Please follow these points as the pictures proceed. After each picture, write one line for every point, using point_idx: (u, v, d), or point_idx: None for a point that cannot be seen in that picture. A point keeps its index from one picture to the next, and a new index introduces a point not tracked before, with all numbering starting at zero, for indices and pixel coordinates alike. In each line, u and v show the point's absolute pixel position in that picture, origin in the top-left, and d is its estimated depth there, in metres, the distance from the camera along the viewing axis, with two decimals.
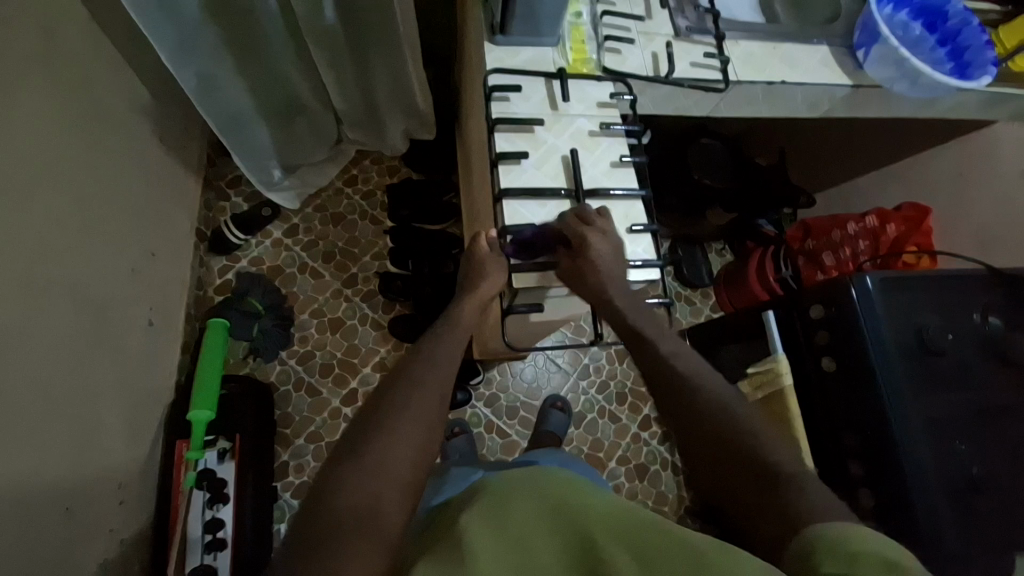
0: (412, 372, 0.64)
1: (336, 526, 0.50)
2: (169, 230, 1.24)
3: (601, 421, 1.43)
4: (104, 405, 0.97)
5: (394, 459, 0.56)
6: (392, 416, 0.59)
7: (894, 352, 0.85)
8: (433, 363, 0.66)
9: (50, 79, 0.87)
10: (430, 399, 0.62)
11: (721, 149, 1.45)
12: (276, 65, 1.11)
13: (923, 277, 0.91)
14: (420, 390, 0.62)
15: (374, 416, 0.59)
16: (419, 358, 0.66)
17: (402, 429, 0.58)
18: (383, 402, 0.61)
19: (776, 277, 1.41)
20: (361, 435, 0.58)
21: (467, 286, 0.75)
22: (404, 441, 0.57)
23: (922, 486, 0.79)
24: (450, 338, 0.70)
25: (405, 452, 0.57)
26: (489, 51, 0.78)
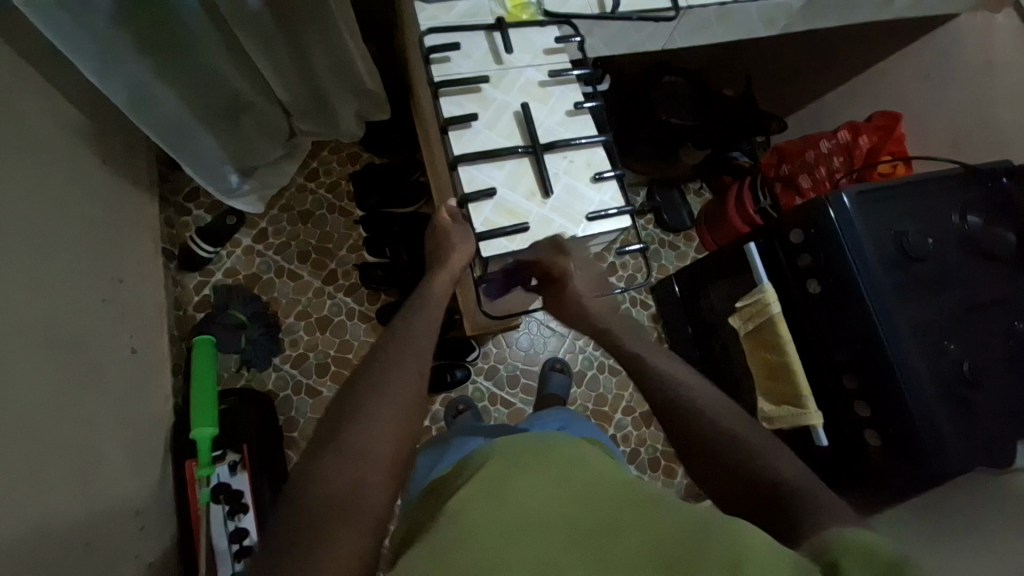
0: (388, 353, 0.63)
1: (318, 512, 0.50)
2: (133, 253, 1.19)
3: (602, 376, 1.45)
4: (102, 437, 0.96)
5: (376, 441, 0.56)
6: (373, 397, 0.59)
7: (876, 265, 0.85)
8: (409, 343, 0.65)
9: None
10: (409, 378, 0.61)
11: (685, 84, 1.41)
12: (208, 62, 1.05)
13: (899, 187, 0.91)
14: (399, 371, 0.61)
15: (354, 398, 0.59)
16: (395, 338, 0.65)
17: (382, 411, 0.58)
18: (362, 383, 0.60)
19: (755, 208, 1.39)
20: (341, 418, 0.57)
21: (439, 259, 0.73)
22: (385, 422, 0.57)
23: (914, 387, 0.81)
24: (426, 316, 0.69)
25: (385, 432, 0.57)
26: (421, 11, 0.73)
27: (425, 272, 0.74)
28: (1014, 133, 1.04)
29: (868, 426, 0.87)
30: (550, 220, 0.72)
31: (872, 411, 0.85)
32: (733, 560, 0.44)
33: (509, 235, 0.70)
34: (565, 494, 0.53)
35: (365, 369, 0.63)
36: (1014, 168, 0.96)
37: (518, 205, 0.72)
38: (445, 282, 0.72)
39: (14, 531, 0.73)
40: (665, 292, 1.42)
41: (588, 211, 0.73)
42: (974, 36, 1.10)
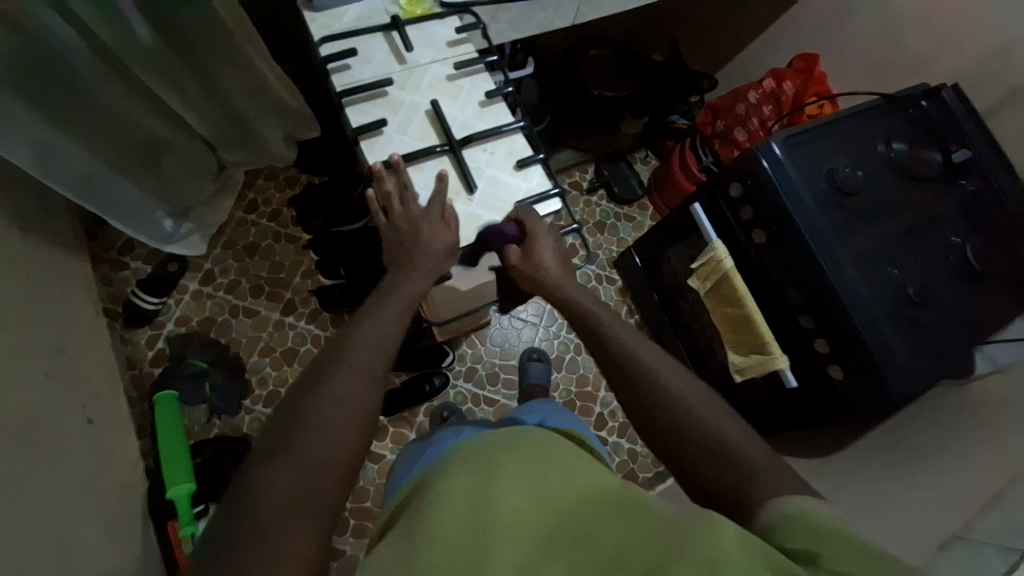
0: (346, 356, 0.60)
1: (266, 523, 0.50)
2: (71, 320, 1.12)
3: (580, 358, 1.45)
4: (72, 517, 0.90)
5: (330, 449, 0.55)
6: (325, 407, 0.56)
7: (812, 205, 0.88)
8: (369, 349, 0.61)
9: None
10: (366, 384, 0.59)
11: (611, 55, 1.40)
12: (111, 104, 0.98)
13: (824, 126, 0.93)
14: (352, 379, 0.58)
15: (305, 402, 0.57)
16: (353, 337, 0.62)
17: (334, 422, 0.56)
18: (315, 385, 0.58)
19: (699, 167, 1.40)
20: (292, 425, 0.55)
21: (393, 255, 0.68)
22: (337, 432, 0.55)
23: (862, 313, 0.84)
24: (387, 319, 0.64)
25: (339, 443, 0.55)
26: (312, 21, 0.70)
27: (387, 264, 0.68)
28: (926, 56, 1.08)
29: (829, 360, 0.89)
30: (481, 215, 0.71)
31: (831, 345, 0.87)
32: (709, 560, 0.43)
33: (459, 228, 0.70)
34: (535, 492, 0.53)
35: (319, 369, 0.60)
36: (931, 91, 1.00)
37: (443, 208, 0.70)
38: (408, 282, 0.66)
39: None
40: (628, 265, 1.44)
41: (516, 200, 0.72)
42: None
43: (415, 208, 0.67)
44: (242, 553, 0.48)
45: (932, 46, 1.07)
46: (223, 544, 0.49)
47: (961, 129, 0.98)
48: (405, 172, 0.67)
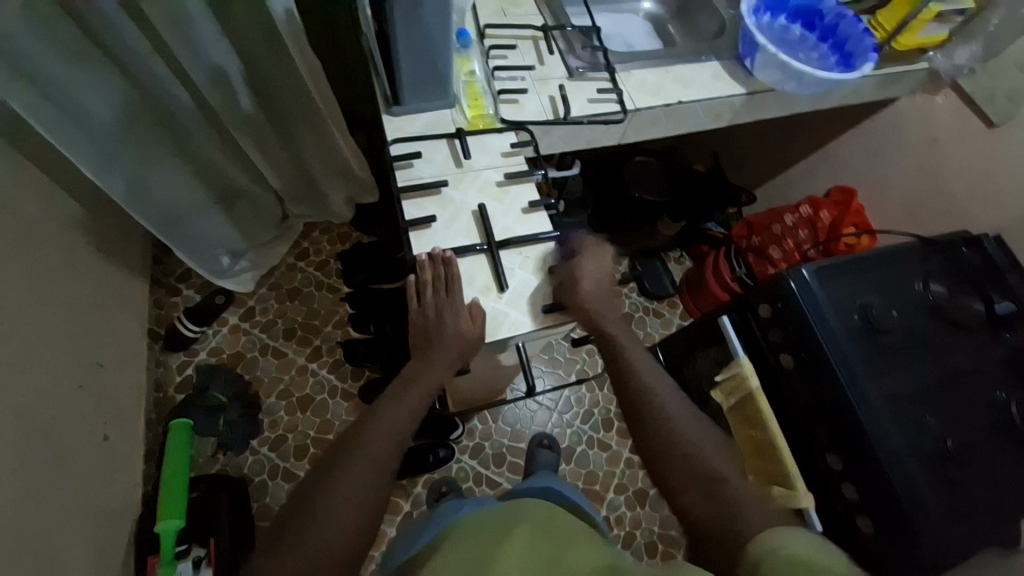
0: (364, 443, 0.67)
1: None
2: (118, 338, 1.19)
3: (591, 452, 1.40)
4: (61, 536, 0.90)
5: (340, 532, 0.62)
6: (340, 492, 0.64)
7: (843, 338, 0.87)
8: (381, 434, 0.68)
9: None
10: (378, 472, 0.66)
11: (656, 165, 1.51)
12: (203, 155, 1.13)
13: (859, 262, 0.94)
14: (366, 466, 0.66)
15: (325, 485, 0.65)
16: (373, 425, 0.69)
17: (347, 507, 0.63)
18: (335, 468, 0.66)
19: (732, 277, 1.41)
20: (313, 504, 0.63)
21: (418, 343, 0.72)
22: (348, 516, 0.63)
23: (894, 461, 0.79)
24: (401, 406, 0.70)
25: (349, 526, 0.62)
26: (388, 123, 0.79)
27: (412, 353, 0.73)
28: (966, 204, 1.10)
29: (857, 507, 0.83)
30: (507, 313, 0.73)
31: (859, 492, 0.82)
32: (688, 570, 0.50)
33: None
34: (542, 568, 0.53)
35: (339, 454, 0.68)
36: (972, 239, 1.00)
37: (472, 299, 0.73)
38: (426, 373, 0.71)
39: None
40: None
41: (545, 304, 0.74)
42: (913, 121, 1.17)
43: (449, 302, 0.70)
44: None
45: (973, 196, 1.08)
46: None
47: (1004, 281, 0.96)
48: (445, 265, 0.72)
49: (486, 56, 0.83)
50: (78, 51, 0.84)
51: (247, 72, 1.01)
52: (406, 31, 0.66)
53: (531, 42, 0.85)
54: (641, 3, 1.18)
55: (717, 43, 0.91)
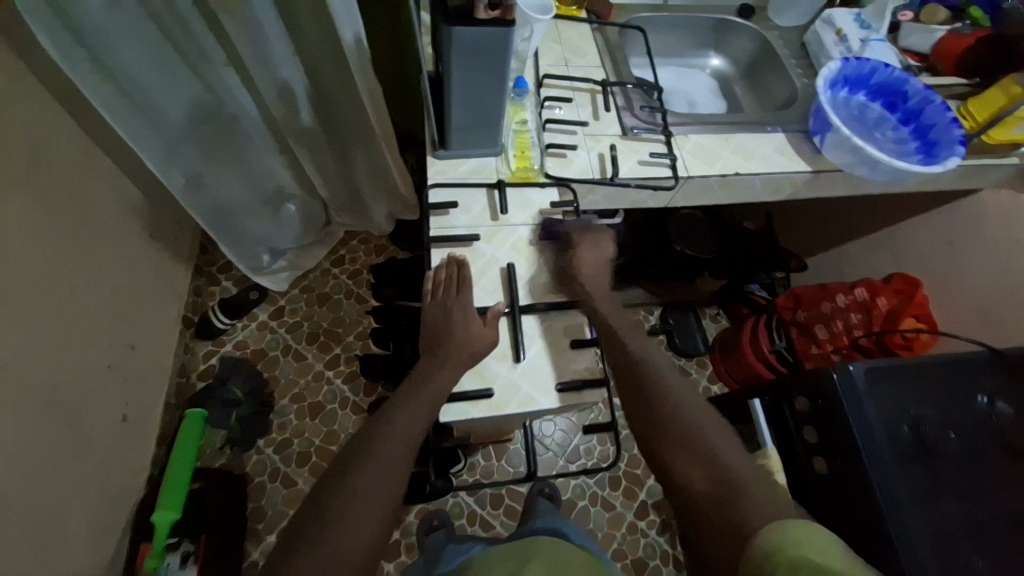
0: (374, 445, 0.64)
1: None
2: (154, 320, 1.23)
3: (593, 509, 1.33)
4: (64, 511, 0.93)
5: (348, 541, 0.58)
6: (348, 497, 0.60)
7: (887, 451, 0.79)
8: (360, 509, 0.60)
9: (52, 199, 0.91)
10: (388, 476, 0.62)
11: (703, 219, 1.42)
12: (260, 159, 1.17)
13: (917, 368, 0.86)
14: (375, 468, 0.62)
15: (334, 488, 0.61)
16: (383, 428, 0.65)
17: (355, 511, 0.59)
18: (345, 471, 0.63)
19: (770, 348, 1.34)
20: (321, 510, 0.60)
21: (433, 345, 0.70)
22: (358, 522, 0.59)
23: None
24: (381, 468, 0.63)
25: (358, 533, 0.59)
26: (432, 165, 0.79)
27: (424, 353, 0.71)
28: None
29: None
30: (520, 386, 0.70)
31: None
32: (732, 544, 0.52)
33: (470, 399, 0.68)
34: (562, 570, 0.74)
35: (350, 456, 0.64)
36: None
37: (489, 361, 0.70)
38: (440, 371, 0.67)
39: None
40: None
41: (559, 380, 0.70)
42: (997, 215, 1.07)
43: (462, 319, 0.69)
44: None
45: None
46: None
47: None
48: (462, 267, 0.73)
49: (540, 105, 0.82)
50: (160, 53, 0.90)
51: (311, 88, 1.05)
52: (461, 79, 0.65)
53: (589, 95, 0.84)
54: (710, 60, 1.14)
55: (785, 115, 0.87)
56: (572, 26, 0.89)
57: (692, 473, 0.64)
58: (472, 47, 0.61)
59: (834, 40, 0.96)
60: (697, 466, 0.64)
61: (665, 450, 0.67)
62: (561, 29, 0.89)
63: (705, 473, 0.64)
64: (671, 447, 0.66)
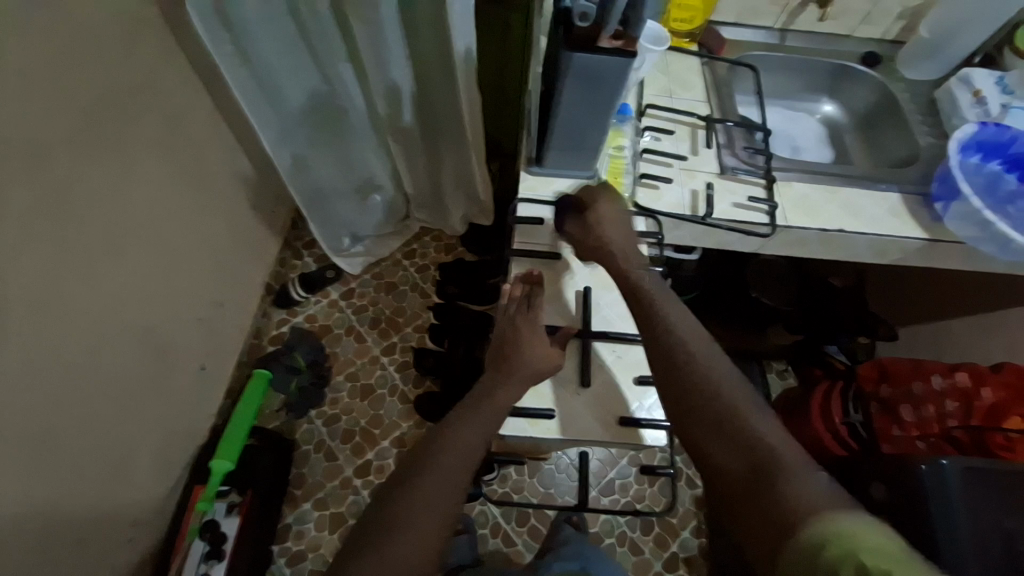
0: (436, 454, 0.62)
1: None
2: (242, 283, 1.35)
3: (619, 549, 1.27)
4: (137, 440, 1.03)
5: (407, 553, 0.55)
6: (409, 506, 0.57)
7: (974, 562, 0.70)
8: (419, 520, 0.57)
9: (178, 163, 1.03)
10: (450, 489, 0.59)
11: (786, 267, 1.36)
12: (359, 151, 1.25)
13: (1021, 477, 0.76)
14: (437, 479, 0.59)
15: (394, 496, 0.59)
16: (446, 438, 0.63)
17: (415, 523, 0.56)
18: (405, 480, 0.60)
19: (842, 420, 1.22)
20: (380, 517, 0.57)
21: (498, 363, 0.69)
22: (416, 536, 0.56)
23: None
24: (442, 479, 0.60)
25: (419, 547, 0.55)
26: (523, 179, 0.81)
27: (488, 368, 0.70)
28: None
29: None
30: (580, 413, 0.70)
31: None
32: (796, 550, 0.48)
33: (531, 417, 0.69)
34: None
35: (412, 462, 0.62)
36: None
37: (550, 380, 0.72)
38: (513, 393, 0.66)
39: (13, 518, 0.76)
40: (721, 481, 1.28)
41: (621, 412, 0.71)
42: None
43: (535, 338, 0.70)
44: None
45: None
46: None
47: None
48: (538, 285, 0.75)
49: (639, 135, 0.81)
50: (292, 44, 0.99)
51: (415, 90, 1.11)
52: (569, 99, 0.66)
53: (690, 129, 0.82)
54: (822, 105, 1.08)
55: (903, 173, 0.81)
56: (682, 59, 0.89)
57: (718, 445, 0.58)
58: (587, 68, 0.62)
59: (969, 102, 0.88)
60: (726, 442, 0.57)
61: (694, 424, 0.60)
62: (670, 60, 0.89)
63: (730, 443, 0.57)
64: (692, 411, 0.60)
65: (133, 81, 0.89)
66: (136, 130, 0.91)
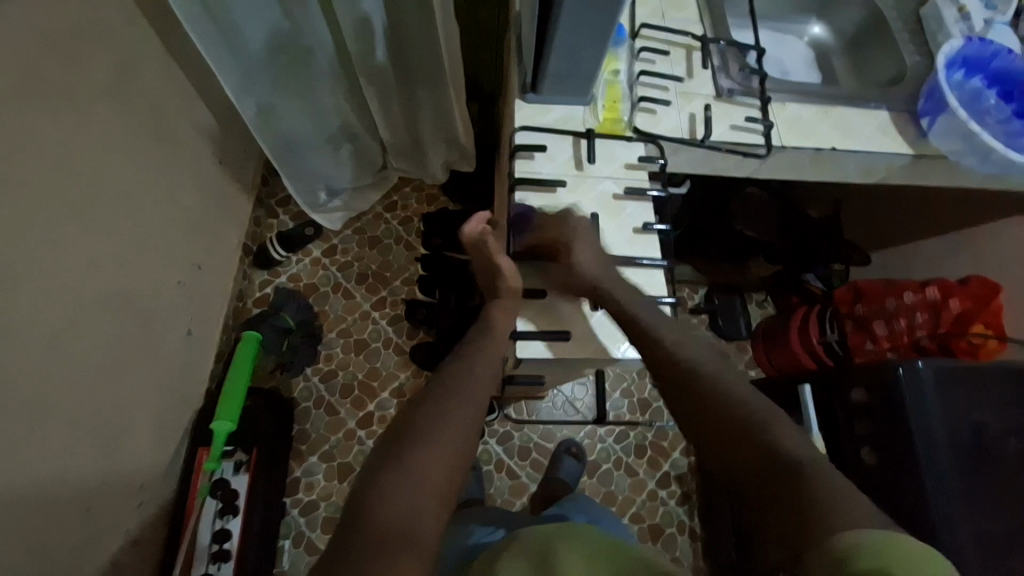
0: (451, 386, 0.64)
1: (378, 537, 0.51)
2: (217, 244, 1.28)
3: (616, 473, 1.36)
4: (133, 410, 1.01)
5: (434, 472, 0.57)
6: (431, 432, 0.59)
7: (944, 450, 0.79)
8: (442, 442, 0.59)
9: (133, 117, 0.94)
10: (470, 416, 0.62)
11: (769, 199, 1.37)
12: (329, 97, 1.17)
13: (983, 371, 0.84)
14: (455, 408, 0.62)
15: (416, 424, 0.60)
16: (458, 372, 0.66)
17: (438, 444, 0.58)
18: (424, 411, 0.62)
19: (820, 340, 1.30)
20: (402, 443, 0.58)
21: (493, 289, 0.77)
22: (440, 457, 0.58)
23: None
24: (459, 406, 0.63)
25: (443, 468, 0.57)
26: (519, 109, 0.78)
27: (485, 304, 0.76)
28: None
29: None
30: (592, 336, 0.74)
31: None
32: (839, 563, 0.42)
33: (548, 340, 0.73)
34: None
35: (427, 397, 0.64)
36: None
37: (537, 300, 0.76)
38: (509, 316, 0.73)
39: (18, 492, 0.75)
40: None
41: None
42: None
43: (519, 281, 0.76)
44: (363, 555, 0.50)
45: None
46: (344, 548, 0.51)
47: None
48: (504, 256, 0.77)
49: (635, 58, 0.79)
50: None
51: (388, 24, 1.03)
52: (570, 18, 0.62)
53: (685, 51, 0.80)
54: (810, 27, 1.06)
55: (893, 92, 0.80)
56: None
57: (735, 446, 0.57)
58: None
59: (955, 18, 0.87)
60: (745, 451, 0.56)
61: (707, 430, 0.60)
62: None
63: (747, 443, 0.56)
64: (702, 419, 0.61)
65: (72, 21, 0.79)
66: (84, 79, 0.82)
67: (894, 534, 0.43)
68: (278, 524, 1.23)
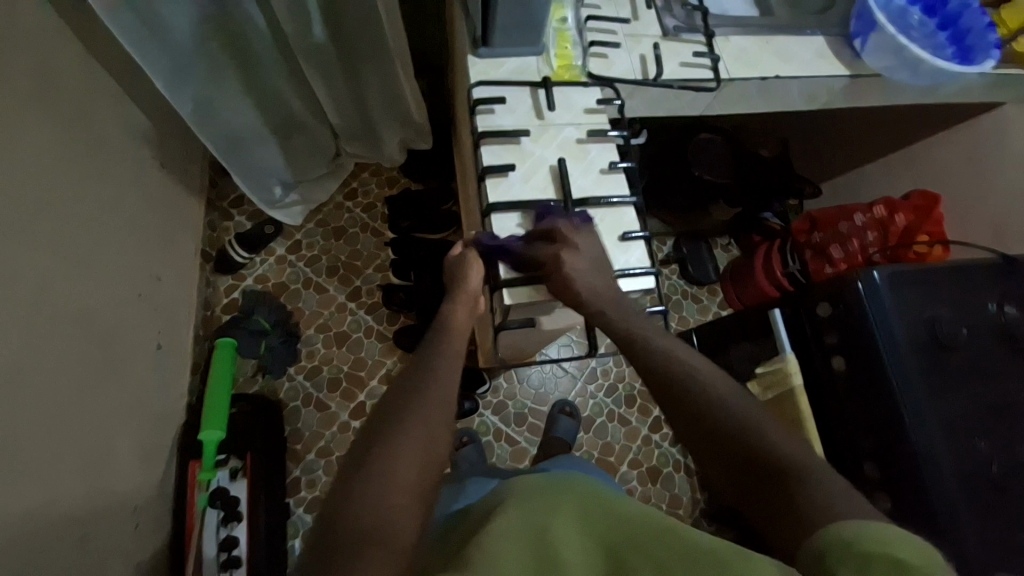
0: (418, 379, 0.64)
1: (352, 537, 0.50)
2: (174, 253, 1.22)
3: (610, 425, 1.41)
4: (113, 431, 0.97)
5: (403, 466, 0.55)
6: (399, 427, 0.58)
7: (905, 352, 0.86)
8: (411, 434, 0.58)
9: (61, 124, 0.88)
10: (438, 407, 0.62)
11: (721, 143, 1.42)
12: (270, 84, 1.12)
13: (931, 271, 0.91)
14: (422, 399, 0.62)
15: (387, 419, 0.60)
16: (423, 365, 0.66)
17: (408, 436, 0.58)
18: (394, 405, 0.61)
19: (783, 271, 1.37)
20: (373, 441, 0.58)
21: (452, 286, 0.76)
22: (410, 450, 0.57)
23: (932, 465, 0.83)
24: (426, 398, 0.62)
25: (411, 460, 0.56)
26: (472, 65, 0.77)
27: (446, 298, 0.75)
28: None
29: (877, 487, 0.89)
30: None
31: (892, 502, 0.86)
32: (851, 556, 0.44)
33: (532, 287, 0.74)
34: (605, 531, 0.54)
35: (396, 393, 0.63)
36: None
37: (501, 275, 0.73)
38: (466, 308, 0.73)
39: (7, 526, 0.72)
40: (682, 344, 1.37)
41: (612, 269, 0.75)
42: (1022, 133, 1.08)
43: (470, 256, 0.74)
44: (340, 556, 0.49)
45: None
46: (321, 553, 0.50)
47: None
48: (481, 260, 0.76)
49: (580, 4, 0.80)
50: None
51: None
52: None
53: None
54: None
55: (827, 17, 0.84)
56: None
57: (720, 436, 0.58)
58: None
59: None
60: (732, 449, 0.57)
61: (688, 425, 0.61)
62: None
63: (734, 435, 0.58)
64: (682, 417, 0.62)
65: None
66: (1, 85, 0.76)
67: (881, 527, 0.45)
68: (284, 526, 1.22)
